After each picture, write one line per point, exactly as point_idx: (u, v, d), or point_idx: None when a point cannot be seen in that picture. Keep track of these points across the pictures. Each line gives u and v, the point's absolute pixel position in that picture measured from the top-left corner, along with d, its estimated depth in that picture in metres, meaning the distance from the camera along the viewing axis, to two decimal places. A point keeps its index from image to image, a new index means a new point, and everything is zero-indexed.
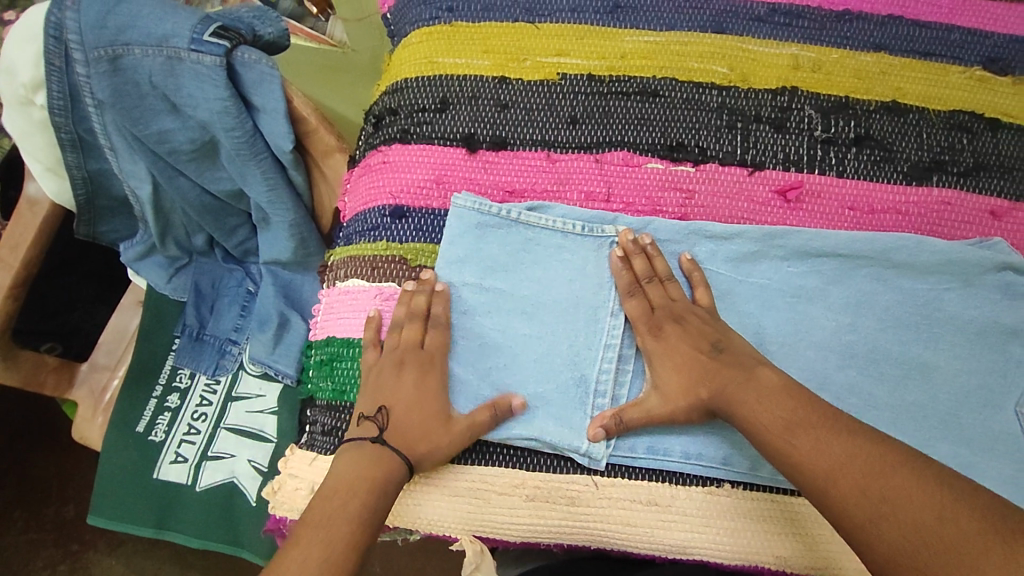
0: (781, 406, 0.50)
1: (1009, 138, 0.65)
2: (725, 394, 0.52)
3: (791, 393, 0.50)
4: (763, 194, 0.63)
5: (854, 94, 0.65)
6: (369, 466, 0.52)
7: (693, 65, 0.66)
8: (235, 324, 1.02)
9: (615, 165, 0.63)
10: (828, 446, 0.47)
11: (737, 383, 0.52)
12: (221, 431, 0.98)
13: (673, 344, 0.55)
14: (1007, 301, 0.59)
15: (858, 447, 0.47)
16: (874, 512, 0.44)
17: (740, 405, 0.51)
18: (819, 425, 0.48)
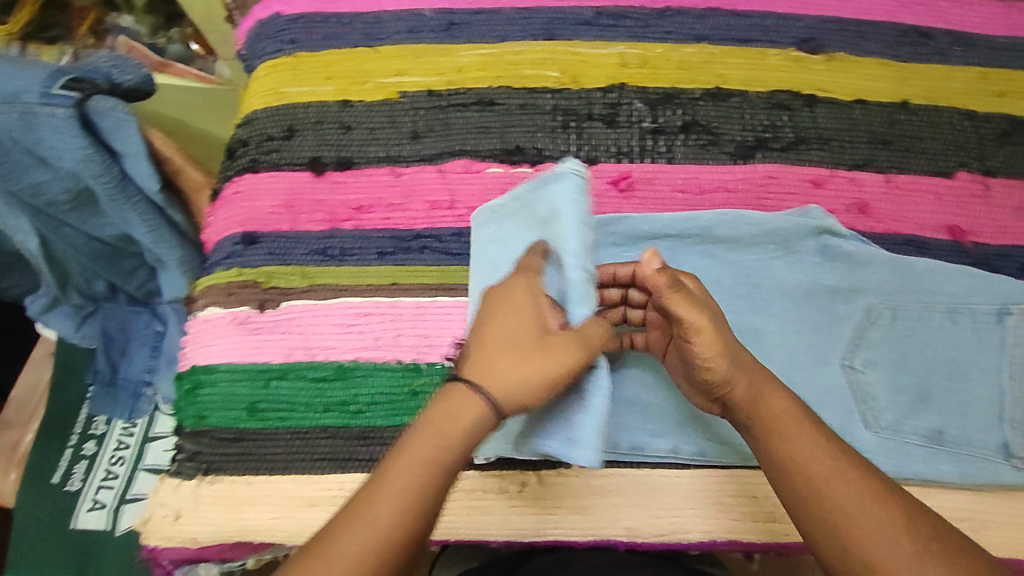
0: (802, 419, 0.47)
1: (825, 111, 0.69)
2: (758, 391, 0.49)
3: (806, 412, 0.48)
4: (599, 186, 0.66)
5: (679, 85, 0.69)
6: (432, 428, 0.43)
7: (527, 71, 0.69)
8: (147, 366, 1.02)
9: (457, 173, 0.66)
10: (837, 460, 0.45)
11: (746, 383, 0.49)
12: (140, 473, 1.01)
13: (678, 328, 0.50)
14: (827, 263, 0.63)
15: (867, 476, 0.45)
16: (853, 520, 0.43)
17: (756, 406, 0.48)
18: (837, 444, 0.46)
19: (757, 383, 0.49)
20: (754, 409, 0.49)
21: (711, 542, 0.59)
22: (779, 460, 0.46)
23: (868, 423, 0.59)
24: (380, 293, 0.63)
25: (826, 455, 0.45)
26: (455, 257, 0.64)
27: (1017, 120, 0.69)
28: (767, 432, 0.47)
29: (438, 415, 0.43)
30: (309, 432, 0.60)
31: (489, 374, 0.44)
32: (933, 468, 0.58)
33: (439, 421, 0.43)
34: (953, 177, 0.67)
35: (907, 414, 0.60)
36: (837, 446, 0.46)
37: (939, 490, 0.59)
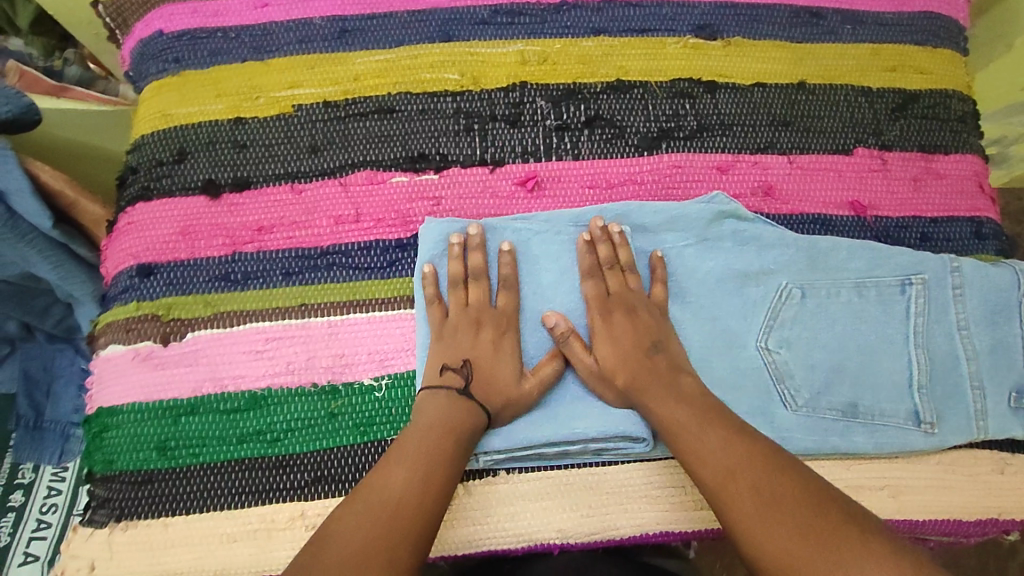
0: (734, 443, 0.52)
1: (726, 97, 0.70)
2: (647, 392, 0.56)
3: (705, 400, 0.55)
4: (507, 188, 0.66)
5: (580, 79, 0.69)
6: (453, 435, 0.54)
7: (426, 76, 0.68)
8: (76, 407, 0.90)
9: (360, 186, 0.65)
10: (714, 442, 0.52)
11: (650, 381, 0.57)
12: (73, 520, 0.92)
13: (605, 338, 0.59)
14: (738, 247, 0.63)
15: (744, 450, 0.52)
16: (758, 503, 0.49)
17: (655, 406, 0.56)
18: (726, 428, 0.53)
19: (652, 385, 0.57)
20: (653, 410, 0.56)
21: (643, 536, 0.59)
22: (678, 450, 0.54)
23: (787, 404, 0.60)
24: (288, 315, 0.61)
25: (707, 438, 0.53)
26: (363, 270, 0.62)
27: (908, 93, 0.71)
28: (664, 427, 0.55)
29: (466, 421, 0.55)
30: (222, 467, 0.58)
31: (491, 392, 0.57)
32: (849, 442, 0.59)
33: (439, 432, 0.54)
34: (852, 153, 0.69)
35: (823, 390, 0.60)
36: (724, 428, 0.53)
37: (859, 463, 0.60)
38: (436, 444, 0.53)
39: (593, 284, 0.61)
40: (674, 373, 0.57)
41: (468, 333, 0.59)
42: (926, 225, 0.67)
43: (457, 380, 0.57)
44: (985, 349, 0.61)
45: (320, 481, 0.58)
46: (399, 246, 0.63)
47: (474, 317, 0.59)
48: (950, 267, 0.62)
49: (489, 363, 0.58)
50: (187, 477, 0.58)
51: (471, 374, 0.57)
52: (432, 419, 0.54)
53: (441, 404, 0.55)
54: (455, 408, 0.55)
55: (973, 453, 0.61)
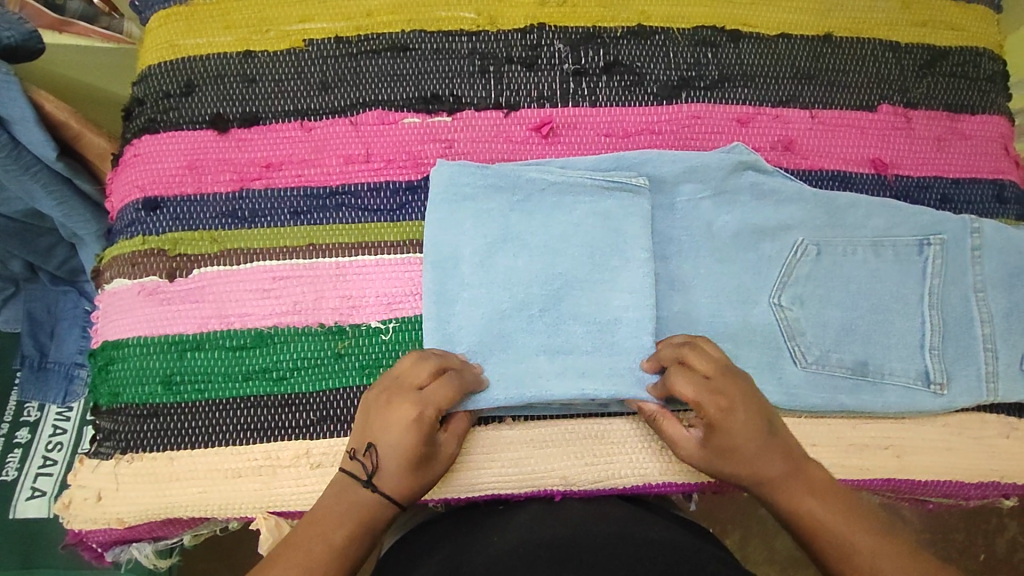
0: (881, 540, 0.49)
1: (750, 47, 0.68)
2: (781, 491, 0.52)
3: (837, 492, 0.52)
4: (521, 133, 0.64)
5: (600, 23, 0.67)
6: (346, 526, 0.49)
7: (441, 14, 0.66)
8: (80, 349, 0.90)
9: (371, 125, 0.63)
10: (868, 544, 0.49)
11: (785, 475, 0.52)
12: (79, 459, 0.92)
13: (719, 427, 0.52)
14: (755, 201, 0.62)
15: (896, 550, 0.48)
16: None
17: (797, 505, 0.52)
18: (866, 523, 0.50)
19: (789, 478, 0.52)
20: (793, 512, 0.52)
21: (646, 486, 0.59)
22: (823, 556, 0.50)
23: (797, 360, 0.60)
24: (296, 254, 0.60)
25: (865, 542, 0.49)
26: (372, 212, 0.61)
27: (937, 50, 0.69)
28: (805, 528, 0.51)
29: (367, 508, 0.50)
30: (227, 404, 0.58)
31: (394, 483, 0.50)
32: (858, 400, 0.59)
33: (336, 520, 0.49)
34: (876, 110, 0.67)
35: (834, 347, 0.60)
36: (876, 528, 0.50)
37: (866, 422, 0.60)
38: (332, 532, 0.49)
39: (684, 378, 0.52)
40: (777, 458, 0.52)
41: (378, 410, 0.51)
42: (948, 186, 0.66)
43: (358, 470, 0.51)
44: (1000, 311, 0.60)
45: (326, 420, 0.57)
46: (409, 188, 0.62)
47: (389, 391, 0.52)
48: (972, 227, 0.61)
49: (396, 446, 0.50)
50: (192, 412, 0.57)
51: (375, 459, 0.50)
52: (332, 508, 0.50)
53: (339, 491, 0.51)
54: (355, 497, 0.50)
55: (980, 416, 0.61)
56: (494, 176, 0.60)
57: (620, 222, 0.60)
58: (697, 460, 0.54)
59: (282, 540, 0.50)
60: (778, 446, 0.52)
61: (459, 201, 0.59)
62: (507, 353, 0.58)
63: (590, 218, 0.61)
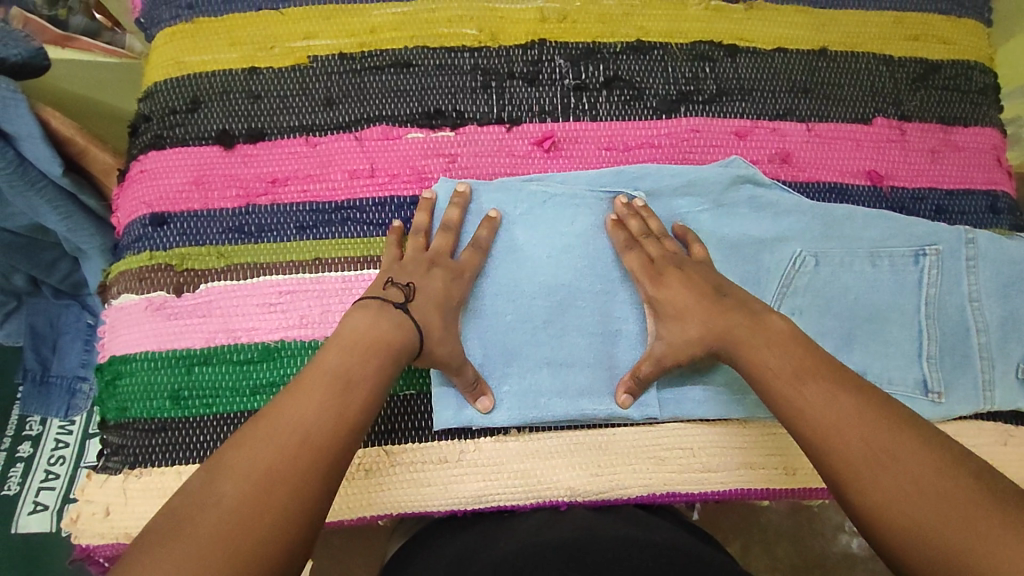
0: (840, 386, 0.49)
1: (747, 61, 0.69)
2: (739, 343, 0.53)
3: (798, 342, 0.52)
4: (523, 147, 0.65)
5: (599, 39, 0.68)
6: (379, 356, 0.50)
7: (443, 30, 0.67)
8: (83, 362, 0.91)
9: (375, 141, 0.64)
10: (822, 396, 0.49)
11: (745, 328, 0.54)
12: (81, 473, 0.93)
13: (676, 291, 0.57)
14: (754, 213, 0.63)
15: (849, 398, 0.48)
16: (873, 462, 0.46)
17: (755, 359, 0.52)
18: (826, 374, 0.50)
19: (749, 329, 0.53)
20: (750, 362, 0.53)
21: (651, 496, 0.60)
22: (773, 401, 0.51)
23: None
24: (302, 269, 0.61)
25: (817, 394, 0.49)
26: (378, 227, 0.62)
27: (930, 64, 0.70)
28: (758, 377, 0.52)
29: (390, 338, 0.51)
30: (235, 417, 0.58)
31: (427, 322, 0.54)
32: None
33: (352, 348, 0.50)
34: (871, 122, 0.68)
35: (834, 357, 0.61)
36: (829, 377, 0.50)
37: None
38: (348, 365, 0.49)
39: (634, 255, 0.60)
40: (754, 311, 0.55)
41: (419, 266, 0.57)
42: (942, 197, 0.67)
43: (396, 296, 0.54)
44: (996, 320, 0.61)
45: None
46: (414, 204, 0.63)
47: (429, 258, 0.57)
48: (966, 238, 0.62)
49: (433, 290, 0.56)
50: (200, 426, 0.58)
51: (411, 295, 0.54)
52: (356, 333, 0.51)
53: (366, 319, 0.52)
54: (380, 326, 0.52)
55: (978, 423, 0.62)
56: (497, 189, 0.62)
57: None
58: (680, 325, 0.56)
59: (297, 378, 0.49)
60: (726, 304, 0.55)
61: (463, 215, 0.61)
62: (511, 365, 0.59)
63: (592, 230, 0.62)
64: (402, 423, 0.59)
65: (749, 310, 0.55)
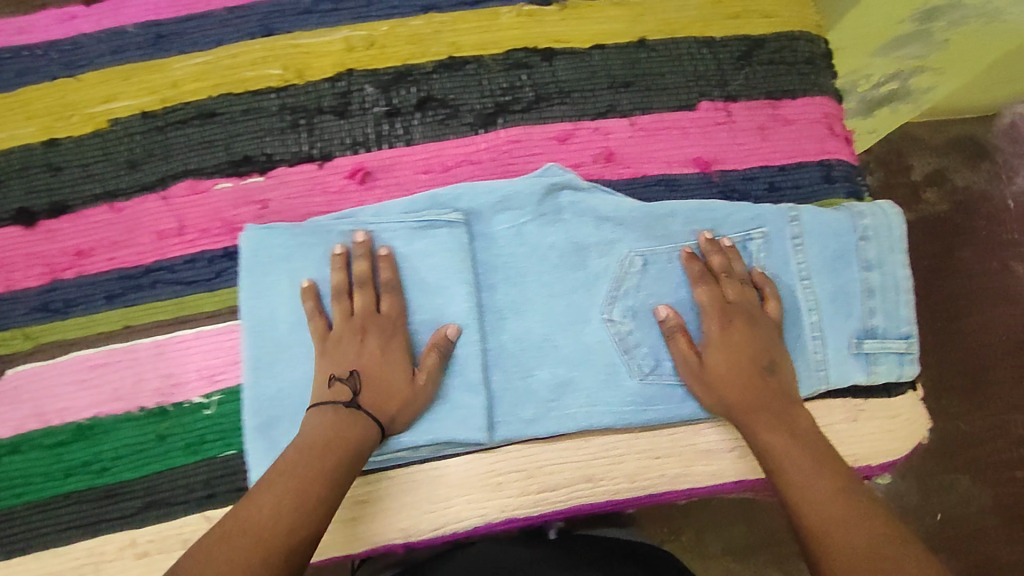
0: (841, 483, 0.49)
1: (566, 63, 0.67)
2: (752, 417, 0.55)
3: (821, 445, 0.53)
4: (337, 182, 0.63)
5: (410, 61, 0.66)
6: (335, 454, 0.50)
7: (247, 74, 0.65)
8: None
9: (182, 197, 0.62)
10: (824, 496, 0.49)
11: (774, 408, 0.55)
12: None
13: (720, 348, 0.57)
14: (575, 219, 0.62)
15: (859, 505, 0.47)
16: (871, 565, 0.42)
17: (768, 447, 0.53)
18: (836, 472, 0.50)
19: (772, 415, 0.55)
20: (764, 448, 0.54)
21: (489, 525, 0.59)
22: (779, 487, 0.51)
23: (633, 371, 0.60)
24: (113, 340, 0.60)
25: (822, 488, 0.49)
26: (189, 285, 0.61)
27: (754, 40, 0.68)
28: (770, 459, 0.53)
29: (348, 437, 0.51)
30: (51, 503, 0.57)
31: (386, 398, 0.54)
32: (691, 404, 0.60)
33: (313, 451, 0.49)
34: (695, 108, 0.67)
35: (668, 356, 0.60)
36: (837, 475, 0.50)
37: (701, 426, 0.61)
38: (319, 467, 0.48)
39: (705, 289, 0.59)
40: (786, 398, 0.56)
41: (353, 342, 0.55)
42: (774, 174, 0.66)
43: (344, 392, 0.53)
44: (826, 297, 0.60)
45: (153, 505, 0.57)
46: (226, 255, 0.62)
47: (358, 325, 0.56)
48: (790, 216, 0.61)
49: (376, 362, 0.55)
50: (14, 517, 0.56)
51: (360, 382, 0.54)
52: (311, 438, 0.50)
53: (322, 423, 0.52)
54: (336, 427, 0.51)
55: (825, 401, 0.62)
56: (303, 233, 0.59)
57: (441, 257, 0.59)
58: (722, 371, 0.57)
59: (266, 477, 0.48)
60: (769, 386, 0.56)
61: (270, 262, 0.59)
62: None
63: (411, 258, 0.60)
64: (222, 486, 0.58)
65: (784, 398, 0.56)
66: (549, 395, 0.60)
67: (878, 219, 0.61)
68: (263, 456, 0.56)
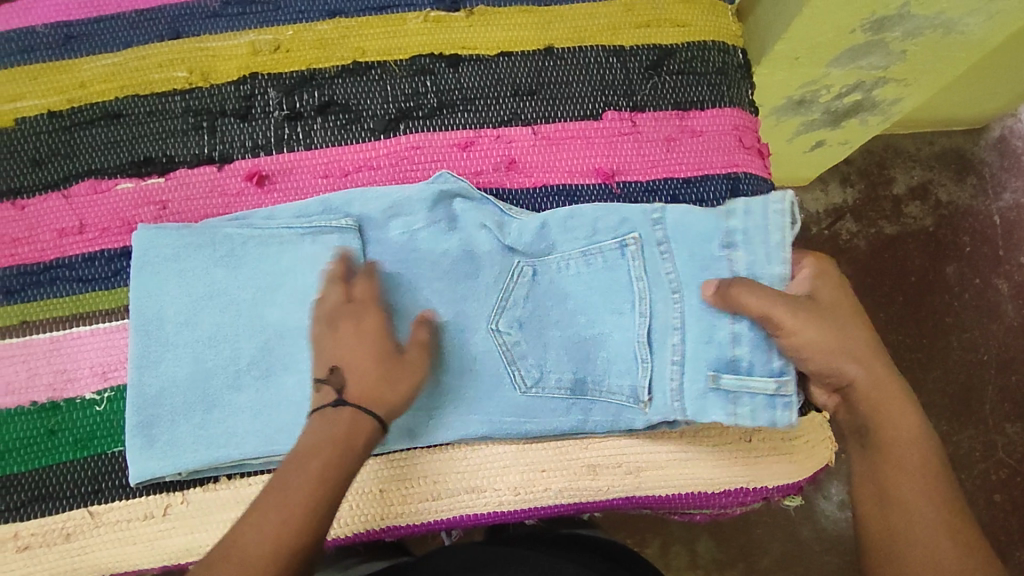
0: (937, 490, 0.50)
1: (469, 70, 0.67)
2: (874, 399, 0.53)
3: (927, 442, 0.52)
4: (235, 185, 0.64)
5: (314, 65, 0.67)
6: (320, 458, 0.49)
7: (155, 77, 0.66)
8: None
9: (82, 196, 0.63)
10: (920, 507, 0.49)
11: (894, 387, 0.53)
12: None
13: (830, 303, 0.54)
14: (467, 227, 0.62)
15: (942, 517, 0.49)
16: None
17: (892, 435, 0.52)
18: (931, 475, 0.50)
19: (899, 402, 0.52)
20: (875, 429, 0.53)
21: (378, 530, 0.59)
22: (861, 472, 0.53)
23: (516, 384, 0.59)
24: (10, 334, 0.60)
25: (917, 489, 0.50)
26: (86, 283, 0.61)
27: (663, 49, 0.68)
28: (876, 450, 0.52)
29: (340, 435, 0.50)
30: None
31: (368, 385, 0.52)
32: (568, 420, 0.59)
33: (309, 454, 0.49)
34: (600, 118, 0.66)
35: (550, 367, 0.59)
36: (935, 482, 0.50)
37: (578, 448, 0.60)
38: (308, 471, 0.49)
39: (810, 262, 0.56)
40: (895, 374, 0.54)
41: (328, 333, 0.54)
42: (678, 186, 0.64)
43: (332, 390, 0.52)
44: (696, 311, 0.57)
45: (39, 500, 0.57)
46: (124, 254, 0.62)
47: (331, 315, 0.55)
48: (652, 218, 0.59)
49: (356, 350, 0.53)
50: None
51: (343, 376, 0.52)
52: (305, 442, 0.50)
53: (313, 428, 0.51)
54: (324, 426, 0.51)
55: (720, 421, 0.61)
56: (196, 236, 0.59)
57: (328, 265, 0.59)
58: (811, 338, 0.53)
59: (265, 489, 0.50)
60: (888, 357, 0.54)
61: (159, 263, 0.59)
62: (211, 415, 0.56)
63: (299, 263, 0.59)
64: (108, 481, 0.57)
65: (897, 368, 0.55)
66: (431, 403, 0.58)
67: (754, 214, 0.56)
68: (138, 454, 0.56)
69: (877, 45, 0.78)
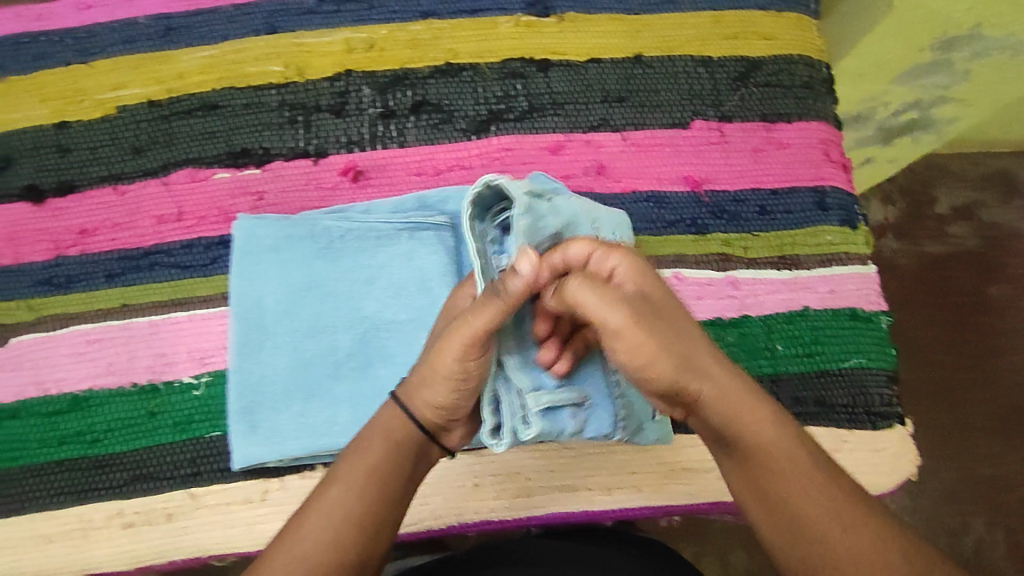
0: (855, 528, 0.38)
1: (560, 75, 0.68)
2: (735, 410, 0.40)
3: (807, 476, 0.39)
4: (330, 179, 0.65)
5: (407, 65, 0.68)
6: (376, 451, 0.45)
7: (250, 70, 0.67)
8: None
9: (181, 184, 0.65)
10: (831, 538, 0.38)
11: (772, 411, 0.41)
12: None
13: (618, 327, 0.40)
14: None
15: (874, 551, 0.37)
16: None
17: (784, 488, 0.39)
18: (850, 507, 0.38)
19: (792, 469, 0.39)
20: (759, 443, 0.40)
21: (462, 526, 0.59)
22: (753, 498, 0.40)
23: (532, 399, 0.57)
24: (110, 317, 0.62)
25: (825, 521, 0.38)
26: (184, 269, 0.63)
27: (751, 62, 0.68)
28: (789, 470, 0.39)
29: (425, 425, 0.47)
30: (44, 467, 0.59)
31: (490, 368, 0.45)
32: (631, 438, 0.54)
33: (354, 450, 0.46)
34: (689, 126, 0.67)
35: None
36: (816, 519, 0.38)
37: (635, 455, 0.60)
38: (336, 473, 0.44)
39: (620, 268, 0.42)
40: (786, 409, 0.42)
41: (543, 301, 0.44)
42: (766, 197, 0.65)
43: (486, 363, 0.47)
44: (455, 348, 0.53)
45: (140, 479, 0.59)
46: (221, 243, 0.64)
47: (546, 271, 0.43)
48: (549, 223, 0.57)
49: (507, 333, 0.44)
50: (8, 479, 0.59)
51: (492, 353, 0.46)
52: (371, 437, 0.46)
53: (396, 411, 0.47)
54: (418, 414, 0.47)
55: (808, 429, 0.61)
56: (298, 228, 0.61)
57: (426, 261, 0.60)
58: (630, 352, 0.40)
59: (296, 517, 0.44)
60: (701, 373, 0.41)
61: (262, 253, 0.60)
62: (310, 403, 0.58)
63: (396, 258, 0.60)
64: (207, 465, 0.59)
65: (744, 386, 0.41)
66: None
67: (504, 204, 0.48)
68: (241, 439, 0.57)
69: (943, 66, 0.78)
